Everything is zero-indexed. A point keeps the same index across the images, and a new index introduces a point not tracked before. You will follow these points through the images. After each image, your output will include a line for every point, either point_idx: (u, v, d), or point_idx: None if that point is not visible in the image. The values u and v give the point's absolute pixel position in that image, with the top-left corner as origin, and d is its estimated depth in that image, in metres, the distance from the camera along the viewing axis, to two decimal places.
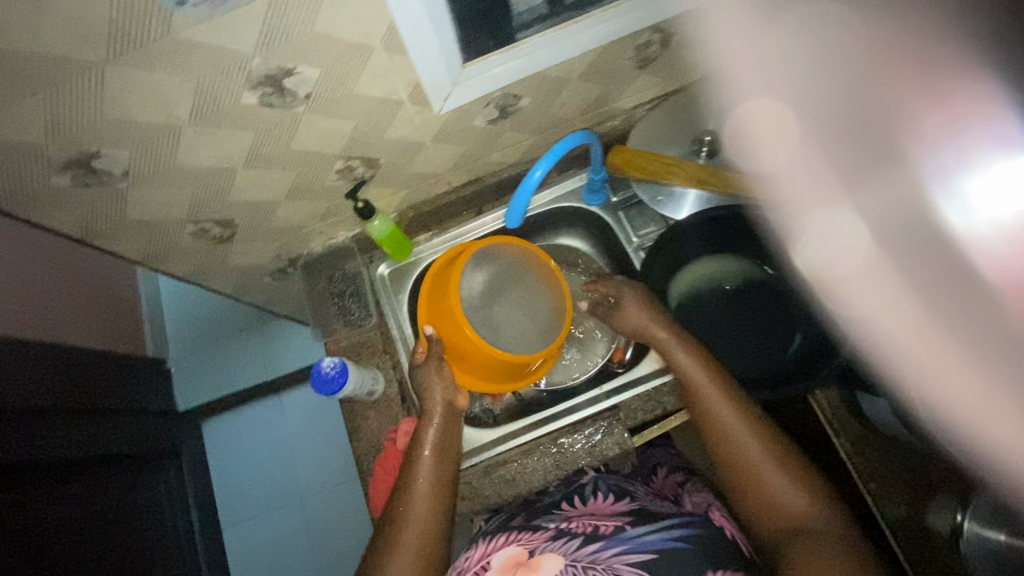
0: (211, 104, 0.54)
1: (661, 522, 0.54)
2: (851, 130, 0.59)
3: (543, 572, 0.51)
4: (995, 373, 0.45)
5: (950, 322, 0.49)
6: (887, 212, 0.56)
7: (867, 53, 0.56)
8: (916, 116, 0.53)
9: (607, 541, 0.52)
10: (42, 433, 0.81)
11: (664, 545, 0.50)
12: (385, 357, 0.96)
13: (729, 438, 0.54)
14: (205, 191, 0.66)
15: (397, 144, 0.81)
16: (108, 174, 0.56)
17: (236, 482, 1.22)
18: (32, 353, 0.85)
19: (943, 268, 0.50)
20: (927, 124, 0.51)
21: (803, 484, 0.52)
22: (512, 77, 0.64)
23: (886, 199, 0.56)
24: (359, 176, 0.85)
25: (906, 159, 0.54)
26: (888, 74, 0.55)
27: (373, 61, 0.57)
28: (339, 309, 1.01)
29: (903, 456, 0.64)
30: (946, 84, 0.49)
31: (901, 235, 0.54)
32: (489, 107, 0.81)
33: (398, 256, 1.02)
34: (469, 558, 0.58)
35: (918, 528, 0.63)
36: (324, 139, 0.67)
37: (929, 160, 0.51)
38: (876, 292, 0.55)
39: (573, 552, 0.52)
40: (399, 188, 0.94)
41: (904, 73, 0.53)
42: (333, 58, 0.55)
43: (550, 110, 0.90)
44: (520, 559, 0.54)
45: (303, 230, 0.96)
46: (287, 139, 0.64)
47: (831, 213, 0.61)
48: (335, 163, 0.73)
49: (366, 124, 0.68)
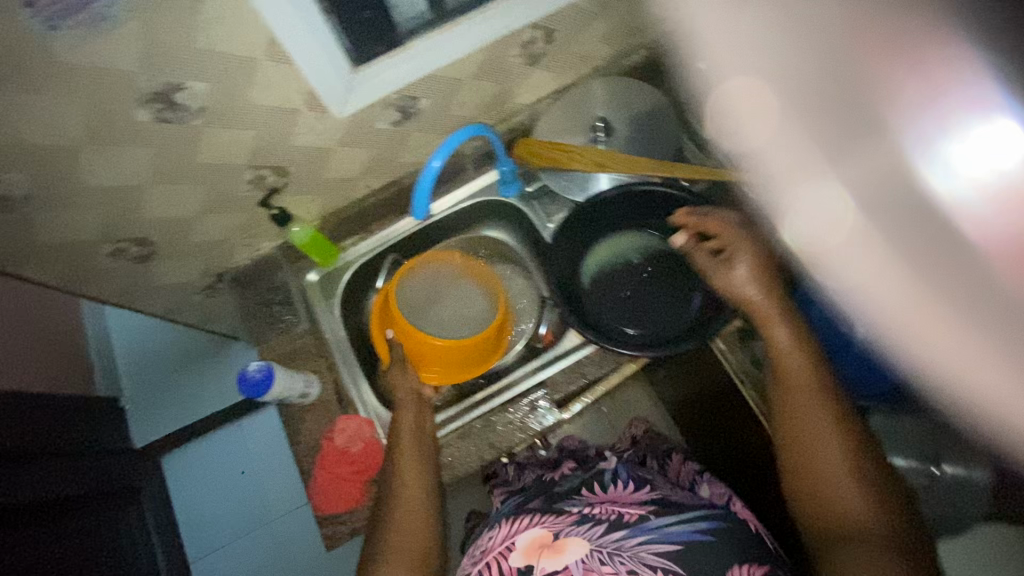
0: (107, 126, 0.66)
1: (684, 513, 0.57)
2: (826, 95, 0.52)
3: (568, 555, 0.55)
4: (994, 341, 0.38)
5: (944, 289, 0.41)
6: (867, 182, 0.46)
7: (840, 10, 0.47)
8: (890, 77, 0.41)
9: (632, 530, 0.55)
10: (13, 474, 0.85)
11: (690, 539, 0.54)
12: (320, 363, 0.99)
13: (807, 434, 0.50)
14: (114, 211, 0.78)
15: (303, 152, 0.87)
16: (7, 200, 0.67)
17: (201, 518, 1.16)
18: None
19: (926, 230, 0.41)
20: (902, 84, 0.40)
21: (867, 490, 0.48)
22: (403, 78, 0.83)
23: (868, 167, 0.46)
24: (271, 187, 0.91)
25: (879, 125, 0.43)
26: (863, 34, 0.44)
27: (260, 73, 0.70)
28: (270, 320, 1.02)
29: None
30: (915, 41, 0.38)
31: (886, 203, 0.45)
32: (388, 110, 0.88)
33: (327, 262, 1.06)
34: (493, 537, 0.62)
35: None
36: (226, 151, 0.79)
37: (904, 128, 0.41)
38: (866, 264, 0.48)
39: (598, 538, 0.55)
40: (317, 196, 0.99)
41: (873, 37, 0.43)
42: (221, 71, 0.67)
43: (451, 111, 0.96)
44: (545, 540, 0.57)
45: (226, 244, 0.99)
46: (188, 153, 0.75)
47: (817, 182, 0.55)
48: (244, 171, 0.84)
49: (270, 133, 0.80)
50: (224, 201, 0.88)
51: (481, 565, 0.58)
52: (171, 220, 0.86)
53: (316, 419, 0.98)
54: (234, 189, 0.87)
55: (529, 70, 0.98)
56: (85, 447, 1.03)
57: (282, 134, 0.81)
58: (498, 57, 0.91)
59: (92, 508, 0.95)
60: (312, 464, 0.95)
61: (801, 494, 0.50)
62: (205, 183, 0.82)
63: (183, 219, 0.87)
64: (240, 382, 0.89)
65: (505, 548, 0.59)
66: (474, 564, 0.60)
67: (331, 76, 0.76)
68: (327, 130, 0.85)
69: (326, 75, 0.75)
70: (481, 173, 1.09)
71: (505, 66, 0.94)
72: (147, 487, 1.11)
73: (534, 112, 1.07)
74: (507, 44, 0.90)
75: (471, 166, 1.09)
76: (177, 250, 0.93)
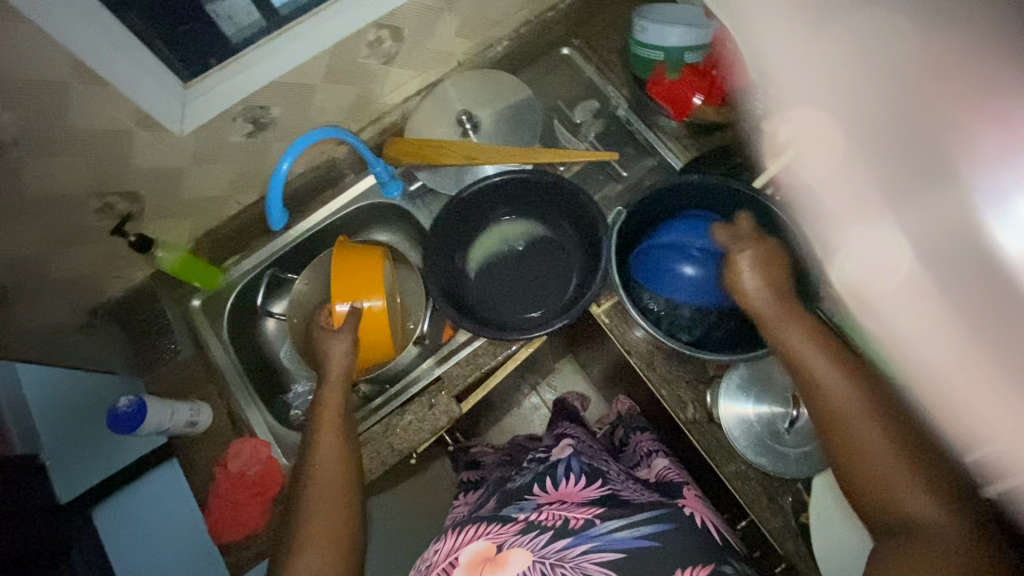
0: None
1: (632, 515, 0.60)
2: (905, 145, 0.44)
3: (511, 567, 0.56)
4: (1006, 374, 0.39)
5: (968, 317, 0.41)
6: (928, 233, 0.44)
7: (915, 62, 0.40)
8: (966, 133, 0.38)
9: (576, 538, 0.57)
10: None
11: (634, 544, 0.56)
12: (211, 390, 0.97)
13: (857, 436, 0.49)
14: None
15: (151, 173, 0.84)
16: None
17: None
18: None
19: (990, 288, 0.39)
20: (979, 140, 0.37)
21: (920, 477, 0.46)
22: (241, 87, 0.79)
23: (932, 219, 0.43)
24: (124, 213, 0.87)
25: (953, 179, 0.40)
26: (939, 91, 0.39)
27: (73, 97, 0.68)
28: (154, 353, 0.98)
29: (676, 360, 0.74)
30: (1005, 101, 0.34)
31: (943, 254, 0.43)
32: (237, 122, 0.85)
33: (208, 284, 1.01)
34: (439, 550, 0.64)
35: (704, 423, 0.72)
36: (60, 182, 0.76)
37: (976, 180, 0.38)
38: (920, 310, 0.47)
39: (541, 548, 0.57)
40: (183, 217, 0.96)
41: (959, 88, 0.37)
42: (22, 99, 0.64)
43: (311, 117, 0.94)
44: (488, 554, 0.58)
45: (92, 279, 0.93)
46: (15, 187, 0.72)
47: (875, 228, 0.50)
48: (88, 200, 0.81)
49: (104, 156, 0.77)
50: (75, 233, 0.84)
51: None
52: (17, 261, 0.81)
53: (208, 446, 0.94)
54: (83, 219, 0.83)
55: (388, 69, 0.96)
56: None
57: (119, 157, 0.78)
58: (349, 60, 0.89)
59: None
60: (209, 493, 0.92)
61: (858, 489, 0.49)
62: (46, 217, 0.79)
63: (33, 258, 0.82)
64: (109, 419, 0.82)
65: (450, 563, 0.60)
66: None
67: (158, 92, 0.74)
68: (173, 150, 0.82)
69: (152, 91, 0.73)
70: (360, 177, 1.07)
71: (360, 68, 0.92)
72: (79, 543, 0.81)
73: (404, 111, 1.05)
74: (354, 45, 0.87)
75: (349, 171, 1.07)
76: (35, 295, 0.86)
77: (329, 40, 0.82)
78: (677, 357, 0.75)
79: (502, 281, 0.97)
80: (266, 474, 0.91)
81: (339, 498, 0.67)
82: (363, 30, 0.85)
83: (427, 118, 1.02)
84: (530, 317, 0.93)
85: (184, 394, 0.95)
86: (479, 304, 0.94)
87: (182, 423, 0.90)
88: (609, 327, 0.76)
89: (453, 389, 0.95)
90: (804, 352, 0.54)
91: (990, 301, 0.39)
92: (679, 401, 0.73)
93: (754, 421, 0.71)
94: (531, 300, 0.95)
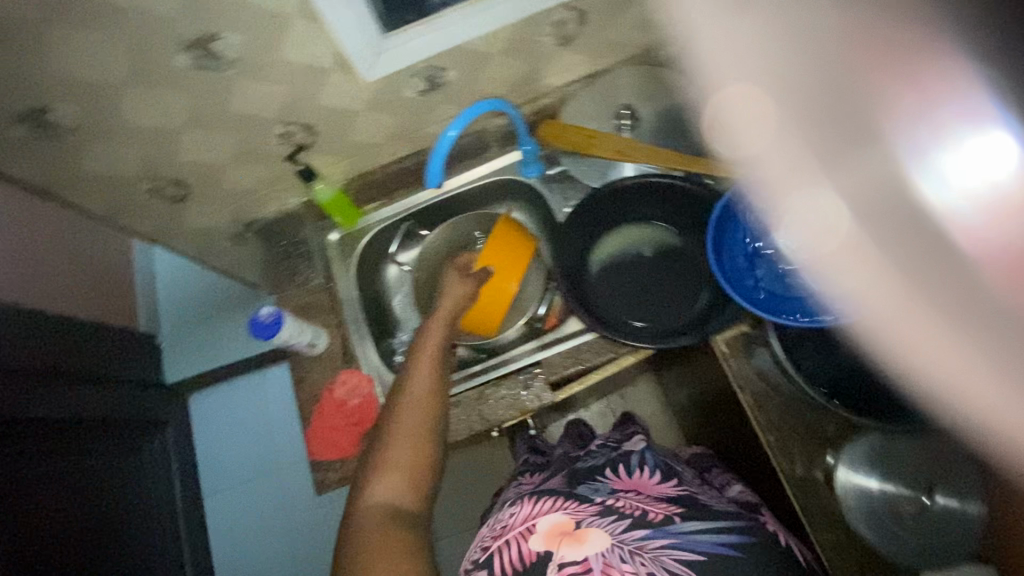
0: (148, 69, 0.73)
1: (716, 521, 0.57)
2: (831, 117, 0.61)
3: (589, 545, 0.54)
4: (962, 337, 0.50)
5: (938, 287, 0.52)
6: (863, 190, 0.58)
7: (844, 43, 0.57)
8: (888, 98, 0.52)
9: (654, 531, 0.54)
10: (47, 396, 0.89)
11: (715, 549, 0.53)
12: (330, 317, 1.05)
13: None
14: (155, 150, 0.87)
15: (329, 111, 0.91)
16: (56, 127, 0.76)
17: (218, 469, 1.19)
18: (30, 326, 0.94)
19: (925, 242, 0.53)
20: (903, 98, 0.50)
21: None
22: (429, 46, 0.85)
23: (862, 178, 0.58)
24: (300, 144, 0.96)
25: (878, 139, 0.55)
26: (862, 65, 0.55)
27: (290, 28, 0.74)
28: (291, 271, 1.10)
29: (799, 409, 0.64)
30: (933, 62, 0.43)
31: (879, 209, 0.57)
32: (415, 79, 0.91)
33: (349, 224, 1.10)
34: (515, 513, 0.62)
35: (812, 492, 0.61)
36: (259, 105, 0.85)
37: (910, 136, 0.49)
38: (859, 270, 0.59)
39: (620, 533, 0.55)
40: (343, 156, 1.03)
41: (874, 64, 0.53)
42: (254, 26, 0.72)
43: (478, 85, 0.98)
44: (566, 528, 0.57)
45: (257, 195, 1.05)
46: (222, 104, 0.83)
47: (810, 193, 0.64)
48: (275, 125, 0.90)
49: (299, 88, 0.85)
50: (254, 151, 0.94)
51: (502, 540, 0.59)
52: (204, 165, 0.94)
53: (321, 368, 1.03)
54: (266, 142, 0.93)
55: (561, 51, 0.97)
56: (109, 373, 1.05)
57: (311, 91, 0.86)
58: (528, 35, 0.91)
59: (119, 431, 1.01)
60: (312, 410, 1.01)
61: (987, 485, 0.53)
62: (237, 133, 0.89)
63: (216, 164, 0.94)
64: (251, 324, 0.92)
65: (527, 528, 0.59)
66: (494, 536, 0.61)
67: (359, 35, 0.79)
68: (354, 92, 0.89)
69: (356, 35, 0.78)
70: (504, 152, 1.09)
71: (535, 45, 0.93)
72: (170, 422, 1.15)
73: (562, 95, 1.06)
74: (538, 23, 0.89)
75: (495, 143, 1.10)
76: (209, 195, 1.01)
77: (514, 12, 0.84)
78: (801, 406, 0.64)
79: (624, 282, 0.93)
80: (364, 406, 1.00)
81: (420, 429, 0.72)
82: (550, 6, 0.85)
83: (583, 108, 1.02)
84: (636, 324, 0.90)
85: (307, 316, 1.04)
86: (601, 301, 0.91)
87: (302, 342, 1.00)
88: (723, 353, 0.67)
89: (550, 376, 0.97)
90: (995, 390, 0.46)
91: (922, 255, 0.53)
92: (785, 453, 0.63)
93: (876, 494, 0.59)
94: (650, 308, 0.91)
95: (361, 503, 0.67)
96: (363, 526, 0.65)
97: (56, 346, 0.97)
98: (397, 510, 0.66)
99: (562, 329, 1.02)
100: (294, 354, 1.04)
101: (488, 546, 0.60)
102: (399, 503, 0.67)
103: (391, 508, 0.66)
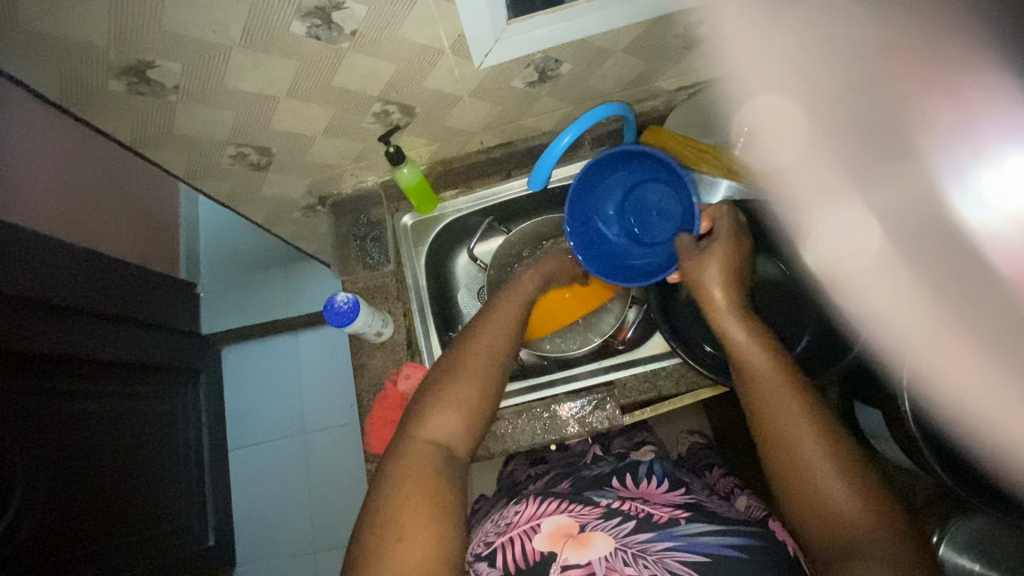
0: (261, 32, 0.63)
1: (720, 527, 0.59)
2: (854, 129, 0.63)
3: (592, 549, 0.58)
4: (994, 348, 0.50)
5: (957, 303, 0.53)
6: (893, 207, 0.59)
7: (875, 46, 0.58)
8: (930, 112, 0.53)
9: (659, 535, 0.58)
10: (55, 330, 1.07)
11: (718, 552, 0.55)
12: (396, 306, 0.98)
13: (802, 468, 0.52)
14: (247, 117, 0.77)
15: (431, 95, 0.81)
16: (158, 84, 0.68)
17: (251, 417, 1.59)
18: (79, 272, 1.19)
19: (955, 261, 0.53)
20: (940, 118, 0.52)
21: (847, 479, 0.51)
22: (553, 37, 0.72)
23: (892, 196, 0.59)
24: (395, 123, 0.87)
25: (917, 153, 0.55)
26: (895, 71, 0.56)
27: (419, 5, 0.63)
28: (359, 252, 1.03)
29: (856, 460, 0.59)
30: (960, 79, 0.50)
31: (907, 230, 0.58)
32: (527, 70, 0.78)
33: (424, 209, 1.03)
34: (521, 514, 0.67)
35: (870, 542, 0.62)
36: (364, 82, 0.75)
37: (941, 155, 0.53)
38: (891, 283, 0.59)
39: (624, 538, 0.58)
40: (432, 140, 0.95)
41: (908, 66, 0.54)
42: (381, 0, 0.62)
43: (589, 82, 0.85)
44: (570, 531, 0.60)
45: (337, 170, 0.98)
46: (325, 77, 0.73)
47: (844, 209, 0.64)
48: (374, 105, 0.81)
49: (410, 68, 0.74)
50: (347, 128, 0.85)
51: (506, 538, 0.62)
52: (293, 136, 0.84)
53: (384, 357, 0.96)
54: (361, 119, 0.83)
55: (684, 56, 0.81)
56: (134, 316, 1.30)
57: (419, 73, 0.76)
58: (655, 36, 0.75)
59: (153, 376, 1.31)
60: (371, 402, 0.94)
61: (787, 490, 0.53)
62: (336, 107, 0.80)
63: (303, 136, 0.85)
64: (325, 309, 0.87)
65: (531, 528, 0.63)
66: (498, 534, 0.65)
67: (482, 18, 0.67)
68: (466, 78, 0.79)
69: (479, 21, 0.68)
70: (596, 154, 1.00)
71: (660, 46, 0.78)
72: (204, 370, 1.52)
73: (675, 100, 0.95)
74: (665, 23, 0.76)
75: (587, 144, 1.00)
76: (287, 167, 0.93)
77: (663, 7, 0.69)
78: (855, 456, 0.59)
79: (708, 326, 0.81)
80: None
81: (489, 371, 0.65)
82: (718, 12, 0.71)
83: (692, 116, 0.86)
84: (707, 348, 0.79)
85: (374, 302, 0.98)
86: (686, 336, 0.80)
87: (372, 331, 0.92)
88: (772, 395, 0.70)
89: (623, 400, 0.86)
90: (778, 405, 0.55)
91: (945, 267, 0.54)
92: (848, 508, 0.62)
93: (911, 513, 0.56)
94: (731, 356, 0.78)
95: (410, 435, 0.59)
96: (407, 458, 0.57)
97: (102, 299, 1.23)
98: (447, 455, 0.58)
99: (627, 351, 0.91)
100: (355, 343, 0.97)
101: (492, 543, 0.63)
102: (449, 445, 0.59)
103: (441, 448, 0.59)
